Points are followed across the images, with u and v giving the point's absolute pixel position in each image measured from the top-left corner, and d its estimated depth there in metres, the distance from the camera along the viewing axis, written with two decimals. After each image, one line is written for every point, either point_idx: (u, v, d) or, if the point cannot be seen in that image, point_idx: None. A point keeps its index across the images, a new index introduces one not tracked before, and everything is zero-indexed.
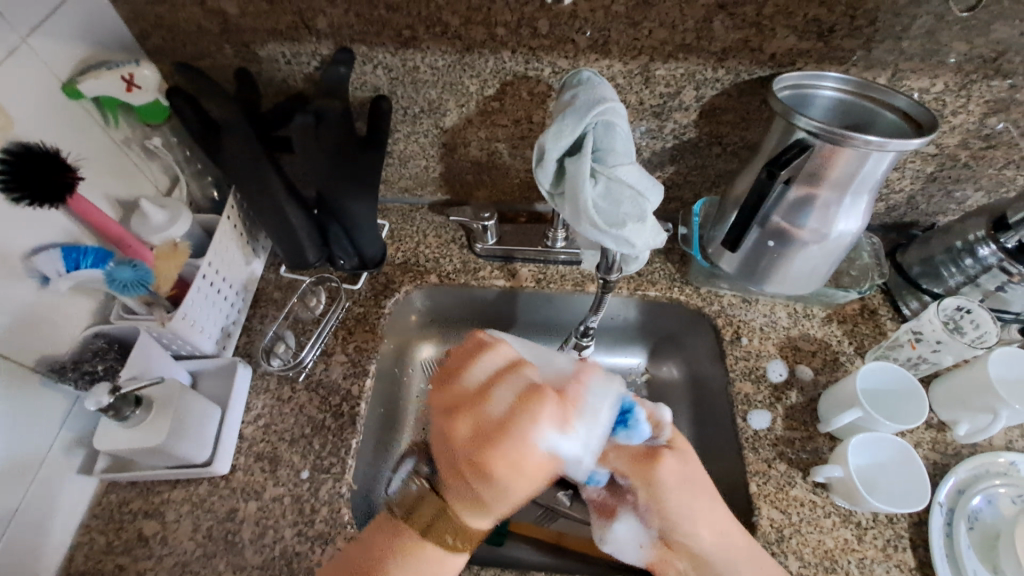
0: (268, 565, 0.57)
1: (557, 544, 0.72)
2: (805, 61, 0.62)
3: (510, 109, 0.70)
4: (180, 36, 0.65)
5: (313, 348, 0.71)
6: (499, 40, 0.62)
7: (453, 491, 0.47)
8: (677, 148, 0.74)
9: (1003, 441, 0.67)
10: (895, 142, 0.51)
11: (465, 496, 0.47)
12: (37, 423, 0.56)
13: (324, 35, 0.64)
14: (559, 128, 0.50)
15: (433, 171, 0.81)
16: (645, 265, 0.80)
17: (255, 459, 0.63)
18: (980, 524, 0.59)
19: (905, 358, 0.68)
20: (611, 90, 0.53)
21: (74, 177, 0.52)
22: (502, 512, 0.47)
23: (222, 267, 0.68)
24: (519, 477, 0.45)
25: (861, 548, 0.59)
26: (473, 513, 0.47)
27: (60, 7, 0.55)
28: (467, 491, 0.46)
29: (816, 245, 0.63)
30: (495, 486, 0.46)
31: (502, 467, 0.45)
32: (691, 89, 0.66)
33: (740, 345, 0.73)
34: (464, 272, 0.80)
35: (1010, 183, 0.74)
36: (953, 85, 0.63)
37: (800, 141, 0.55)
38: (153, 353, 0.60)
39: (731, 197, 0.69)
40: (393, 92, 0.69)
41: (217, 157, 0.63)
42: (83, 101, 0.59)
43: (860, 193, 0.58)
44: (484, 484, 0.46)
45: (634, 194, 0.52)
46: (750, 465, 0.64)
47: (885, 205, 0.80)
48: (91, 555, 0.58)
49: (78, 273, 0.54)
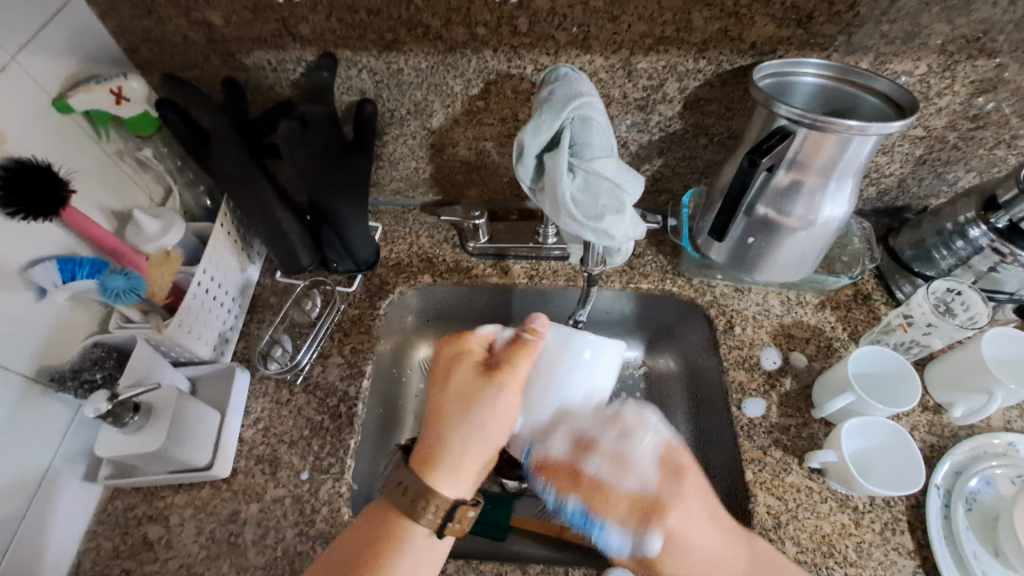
0: (271, 566, 0.58)
1: (559, 538, 0.71)
2: (785, 48, 0.62)
3: (495, 107, 0.71)
4: (168, 49, 0.66)
5: (309, 351, 0.72)
6: (480, 39, 0.63)
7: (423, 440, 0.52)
8: (663, 140, 0.74)
9: (1000, 421, 0.67)
10: (875, 125, 0.51)
11: (435, 444, 0.51)
12: (39, 433, 0.57)
13: (308, 41, 0.64)
14: (536, 124, 0.51)
15: (424, 172, 0.81)
16: (637, 259, 0.81)
17: (256, 462, 0.64)
18: (978, 505, 0.59)
19: (898, 341, 0.68)
20: (588, 84, 0.53)
21: (65, 190, 0.53)
22: (444, 467, 0.50)
23: (217, 274, 0.69)
24: (473, 389, 0.54)
25: (858, 533, 0.59)
26: (433, 456, 0.51)
27: (47, 24, 0.56)
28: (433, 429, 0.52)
29: (804, 231, 0.63)
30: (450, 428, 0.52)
31: (463, 380, 0.54)
32: (674, 81, 0.66)
33: (733, 334, 0.73)
34: (457, 271, 0.80)
35: (1000, 162, 0.74)
36: (937, 66, 0.63)
37: (782, 128, 0.55)
38: (152, 360, 0.61)
39: (717, 187, 0.69)
40: (379, 95, 0.70)
41: (208, 165, 0.64)
42: (74, 115, 0.60)
43: (844, 178, 0.58)
44: (444, 402, 0.53)
45: (612, 186, 0.52)
46: (746, 453, 0.64)
47: (876, 189, 0.79)
48: (98, 560, 0.59)
49: (74, 283, 0.56)
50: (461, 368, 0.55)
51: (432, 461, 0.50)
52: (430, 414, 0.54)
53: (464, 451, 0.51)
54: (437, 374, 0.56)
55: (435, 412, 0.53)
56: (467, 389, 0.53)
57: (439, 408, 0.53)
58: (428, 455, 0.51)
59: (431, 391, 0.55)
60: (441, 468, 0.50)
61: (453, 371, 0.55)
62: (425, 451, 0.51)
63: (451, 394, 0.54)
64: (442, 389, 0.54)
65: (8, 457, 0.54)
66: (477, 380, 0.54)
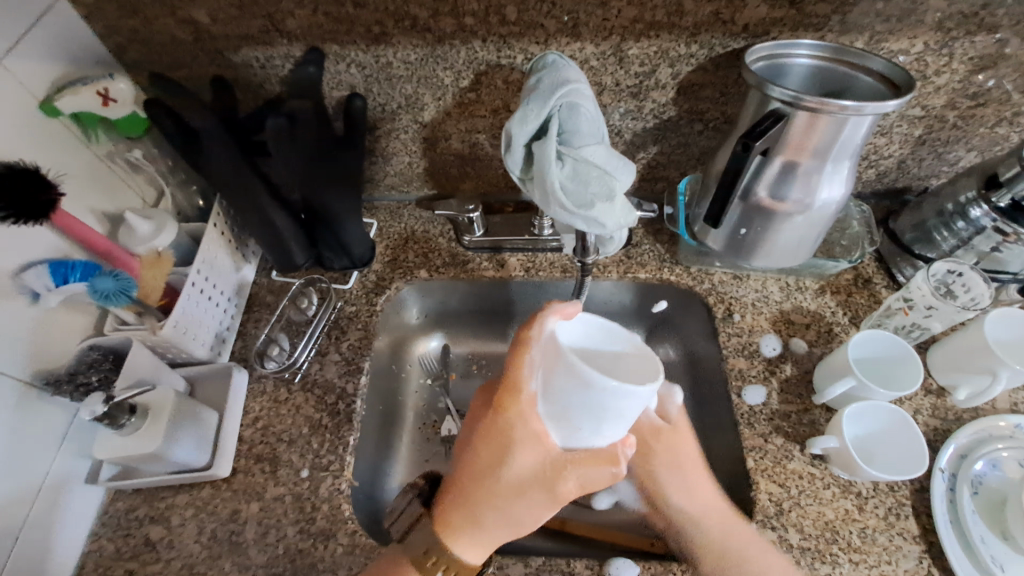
0: (272, 564, 0.58)
1: (560, 529, 0.72)
2: (778, 30, 0.61)
3: (487, 98, 0.70)
4: (155, 49, 0.65)
5: (307, 348, 0.72)
6: (469, 29, 0.62)
7: (463, 518, 0.50)
8: (658, 127, 0.73)
9: (1006, 403, 0.66)
10: (871, 104, 0.50)
11: (476, 526, 0.50)
12: (39, 438, 0.57)
13: (295, 37, 0.64)
14: (524, 113, 0.50)
15: (417, 166, 0.81)
16: (634, 248, 0.80)
17: (255, 461, 0.64)
18: (984, 488, 0.58)
19: (898, 325, 0.67)
20: (577, 72, 0.53)
21: (55, 194, 0.53)
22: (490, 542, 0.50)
23: (211, 274, 0.69)
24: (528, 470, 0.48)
25: (862, 518, 0.59)
26: (467, 537, 0.50)
27: (33, 27, 0.56)
28: (471, 508, 0.50)
29: (801, 215, 0.62)
30: (501, 514, 0.49)
31: (520, 446, 0.48)
32: (666, 66, 0.65)
33: (732, 322, 0.73)
34: (454, 265, 0.80)
35: (1002, 141, 0.73)
36: (934, 44, 0.62)
37: (776, 111, 0.54)
38: (148, 361, 0.61)
39: (713, 173, 0.68)
40: (369, 90, 0.70)
41: (198, 165, 0.63)
42: (62, 118, 0.60)
43: (841, 159, 0.58)
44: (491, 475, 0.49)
45: (602, 173, 0.51)
46: (747, 441, 0.64)
47: (875, 171, 0.78)
48: (100, 562, 0.59)
49: (67, 286, 0.56)
50: (511, 445, 0.48)
51: (463, 530, 0.50)
52: (473, 481, 0.50)
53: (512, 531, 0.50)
54: (483, 423, 0.50)
55: (462, 504, 0.50)
56: (522, 481, 0.49)
57: (484, 488, 0.49)
58: (464, 537, 0.50)
59: (482, 465, 0.50)
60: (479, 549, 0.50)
61: (515, 444, 0.48)
62: (456, 522, 0.50)
63: (499, 454, 0.49)
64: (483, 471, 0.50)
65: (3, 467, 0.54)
66: (540, 462, 0.48)
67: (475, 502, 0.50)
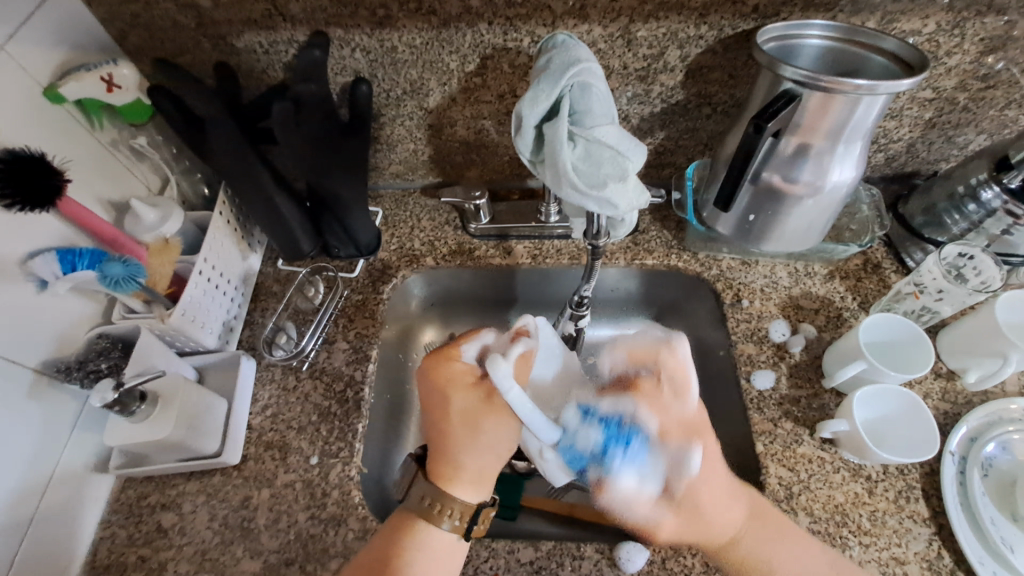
0: (284, 549, 0.58)
1: (569, 515, 0.72)
2: (789, 10, 0.60)
3: (493, 84, 0.69)
4: (158, 34, 0.65)
5: (314, 337, 0.72)
6: (474, 12, 0.62)
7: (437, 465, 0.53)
8: (665, 112, 0.72)
9: (1015, 387, 0.66)
10: (885, 84, 0.49)
11: (451, 462, 0.52)
12: (49, 426, 0.57)
13: (299, 21, 0.63)
14: (535, 94, 0.50)
15: (422, 153, 0.80)
16: (641, 235, 0.79)
17: (265, 448, 0.65)
18: (995, 470, 0.59)
19: (909, 309, 0.67)
20: (587, 52, 0.52)
21: (62, 180, 0.53)
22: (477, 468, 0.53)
23: (218, 263, 0.68)
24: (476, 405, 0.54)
25: (872, 501, 0.59)
26: (456, 476, 0.52)
27: (35, 12, 0.55)
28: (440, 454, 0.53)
29: (812, 198, 0.62)
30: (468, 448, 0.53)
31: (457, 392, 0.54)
32: (675, 49, 0.64)
33: (741, 307, 0.72)
34: (460, 253, 0.80)
35: (1011, 123, 0.72)
36: (946, 24, 0.61)
37: (787, 92, 0.54)
38: (157, 349, 0.61)
39: (722, 157, 0.67)
40: (374, 75, 0.69)
41: (203, 153, 0.63)
42: (66, 105, 0.59)
43: (853, 140, 0.57)
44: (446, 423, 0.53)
45: (614, 154, 0.51)
46: (756, 426, 0.64)
47: (884, 155, 0.78)
48: (113, 548, 0.59)
49: (74, 274, 0.55)
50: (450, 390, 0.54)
51: (446, 473, 0.52)
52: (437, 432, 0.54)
53: (480, 461, 0.53)
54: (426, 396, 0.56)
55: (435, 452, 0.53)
56: (470, 413, 0.53)
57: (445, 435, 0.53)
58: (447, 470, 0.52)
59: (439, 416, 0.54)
60: (467, 482, 0.52)
61: (446, 389, 0.55)
62: (437, 467, 0.53)
63: (460, 398, 0.54)
64: (439, 421, 0.54)
65: (10, 461, 0.53)
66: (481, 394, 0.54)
67: (457, 442, 0.53)
